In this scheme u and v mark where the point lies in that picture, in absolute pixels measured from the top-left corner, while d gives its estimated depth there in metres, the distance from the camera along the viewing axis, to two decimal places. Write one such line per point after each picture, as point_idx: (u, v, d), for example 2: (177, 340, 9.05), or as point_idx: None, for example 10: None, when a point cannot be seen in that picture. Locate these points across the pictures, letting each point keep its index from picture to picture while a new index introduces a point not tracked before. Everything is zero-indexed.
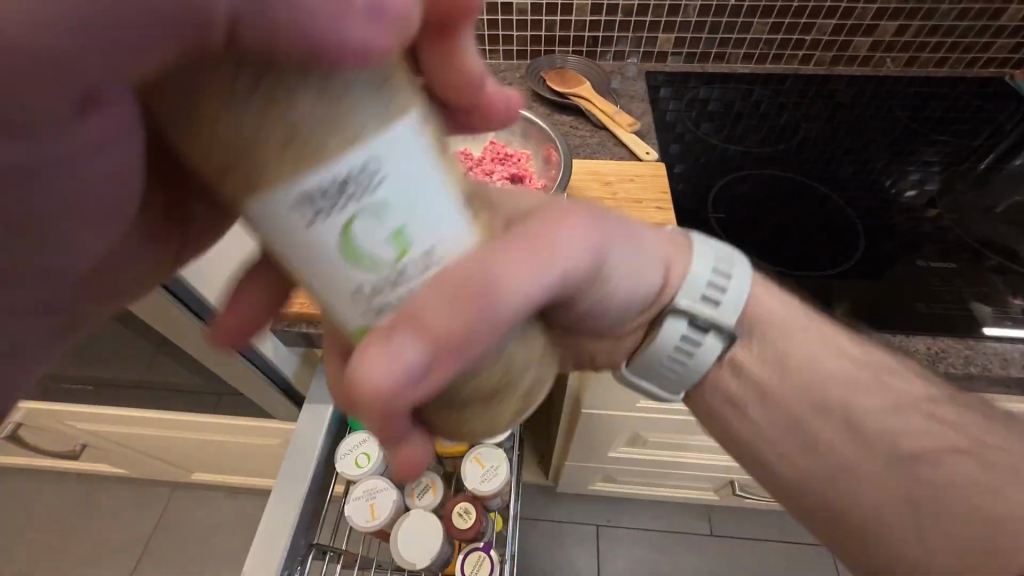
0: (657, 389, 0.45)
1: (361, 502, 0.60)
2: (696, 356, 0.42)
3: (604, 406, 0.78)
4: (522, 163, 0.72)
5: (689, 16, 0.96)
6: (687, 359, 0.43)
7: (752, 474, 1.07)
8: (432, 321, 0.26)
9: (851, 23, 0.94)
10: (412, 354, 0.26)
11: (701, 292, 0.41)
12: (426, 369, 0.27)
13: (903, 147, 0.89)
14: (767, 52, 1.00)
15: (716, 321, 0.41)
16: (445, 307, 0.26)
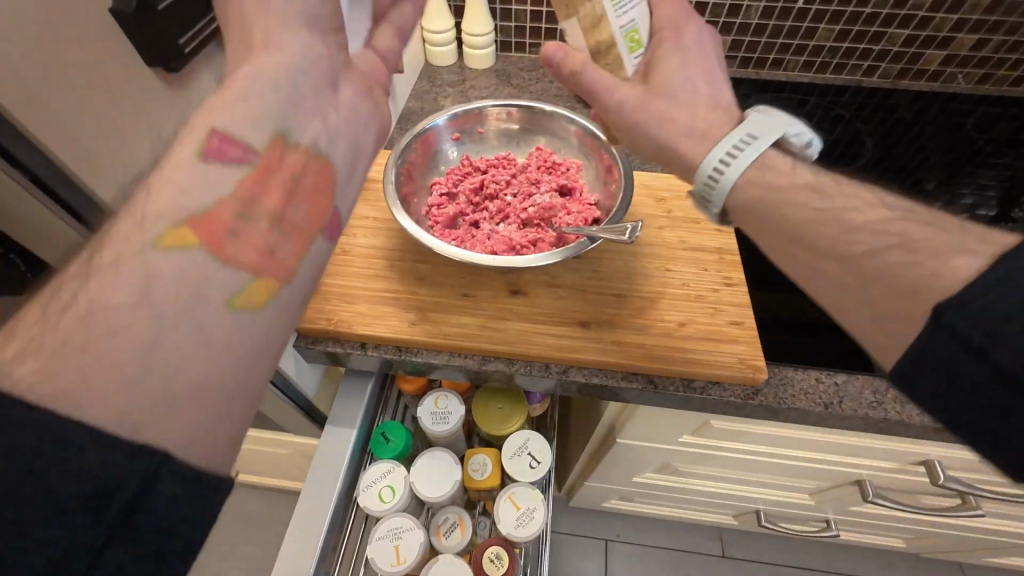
0: (701, 187, 0.47)
1: (384, 543, 0.55)
2: (735, 163, 0.45)
3: (641, 438, 0.73)
4: (571, 173, 0.65)
5: (749, 18, 0.89)
6: (717, 179, 0.45)
7: (779, 506, 1.02)
8: (681, 84, 0.49)
9: (925, 34, 0.87)
10: (656, 121, 0.50)
11: (722, 153, 0.45)
12: (668, 116, 0.49)
13: (975, 173, 0.82)
14: (830, 61, 0.93)
15: (764, 141, 0.45)
16: (676, 75, 0.49)
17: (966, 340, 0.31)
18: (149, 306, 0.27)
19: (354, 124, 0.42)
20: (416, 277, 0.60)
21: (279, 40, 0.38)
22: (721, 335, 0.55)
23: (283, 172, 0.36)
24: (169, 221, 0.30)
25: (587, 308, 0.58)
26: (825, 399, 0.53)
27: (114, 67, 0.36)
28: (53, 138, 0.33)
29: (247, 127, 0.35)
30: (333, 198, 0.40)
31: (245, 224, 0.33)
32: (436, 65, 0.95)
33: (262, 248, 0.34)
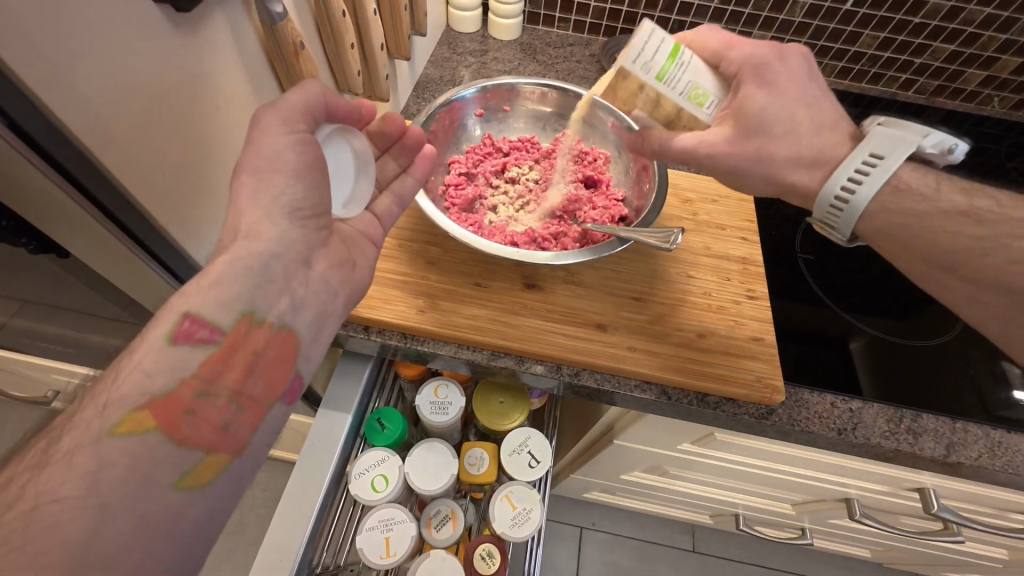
0: (826, 215, 0.48)
1: (374, 533, 0.53)
2: (865, 186, 0.45)
3: (639, 442, 0.71)
4: (598, 165, 0.62)
5: (793, 15, 0.84)
6: (844, 204, 0.46)
7: (758, 512, 1.04)
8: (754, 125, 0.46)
9: (969, 51, 0.84)
10: (726, 153, 0.47)
11: (852, 170, 0.46)
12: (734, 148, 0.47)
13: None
14: (867, 71, 0.90)
15: (890, 160, 0.45)
16: (752, 111, 0.46)
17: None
18: (97, 494, 0.30)
19: (321, 292, 0.44)
20: (428, 260, 0.57)
21: (259, 232, 0.40)
22: (740, 350, 0.54)
23: (245, 350, 0.39)
24: (128, 408, 0.33)
25: (604, 309, 0.55)
26: (839, 425, 0.52)
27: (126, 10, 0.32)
28: (53, 92, 0.30)
29: (218, 310, 0.38)
30: (296, 363, 0.42)
31: (202, 402, 0.36)
32: (458, 31, 0.89)
33: (216, 422, 0.36)
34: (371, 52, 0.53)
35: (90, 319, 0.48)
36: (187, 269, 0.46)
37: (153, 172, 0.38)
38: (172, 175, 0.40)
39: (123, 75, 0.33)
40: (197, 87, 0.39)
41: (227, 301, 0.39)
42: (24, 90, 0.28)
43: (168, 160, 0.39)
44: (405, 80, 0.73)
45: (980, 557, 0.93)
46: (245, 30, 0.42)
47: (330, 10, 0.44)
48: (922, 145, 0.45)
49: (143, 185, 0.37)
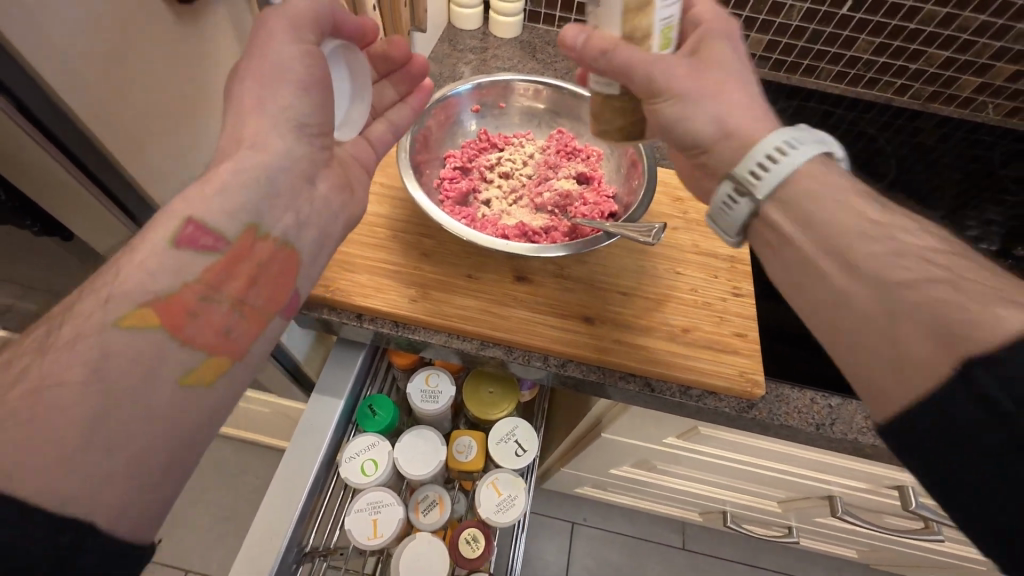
0: (720, 207, 0.44)
1: (362, 515, 0.54)
2: (766, 178, 0.40)
3: (626, 435, 0.73)
4: (592, 162, 0.63)
5: (789, 18, 0.85)
6: (738, 201, 0.42)
7: (747, 509, 1.05)
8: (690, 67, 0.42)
9: (964, 58, 0.85)
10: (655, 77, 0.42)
11: (762, 155, 0.40)
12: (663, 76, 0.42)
13: (991, 209, 0.82)
14: (863, 75, 0.91)
15: (800, 150, 0.39)
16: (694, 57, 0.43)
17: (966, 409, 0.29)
18: (103, 380, 0.31)
19: (323, 214, 0.46)
20: (421, 251, 0.58)
21: None
22: (722, 345, 0.55)
23: (251, 261, 0.40)
24: (133, 303, 0.33)
25: (592, 303, 0.57)
26: (818, 420, 0.53)
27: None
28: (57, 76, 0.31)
29: (222, 219, 0.38)
30: (296, 277, 0.44)
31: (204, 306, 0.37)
32: (460, 28, 0.90)
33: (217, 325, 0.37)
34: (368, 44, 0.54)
35: None
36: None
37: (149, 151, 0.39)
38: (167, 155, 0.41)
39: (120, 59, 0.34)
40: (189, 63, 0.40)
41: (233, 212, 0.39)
42: (25, 66, 0.30)
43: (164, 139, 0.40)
44: None
45: (965, 560, 0.94)
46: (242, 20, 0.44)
47: None
48: (826, 141, 0.41)
49: (138, 164, 0.39)
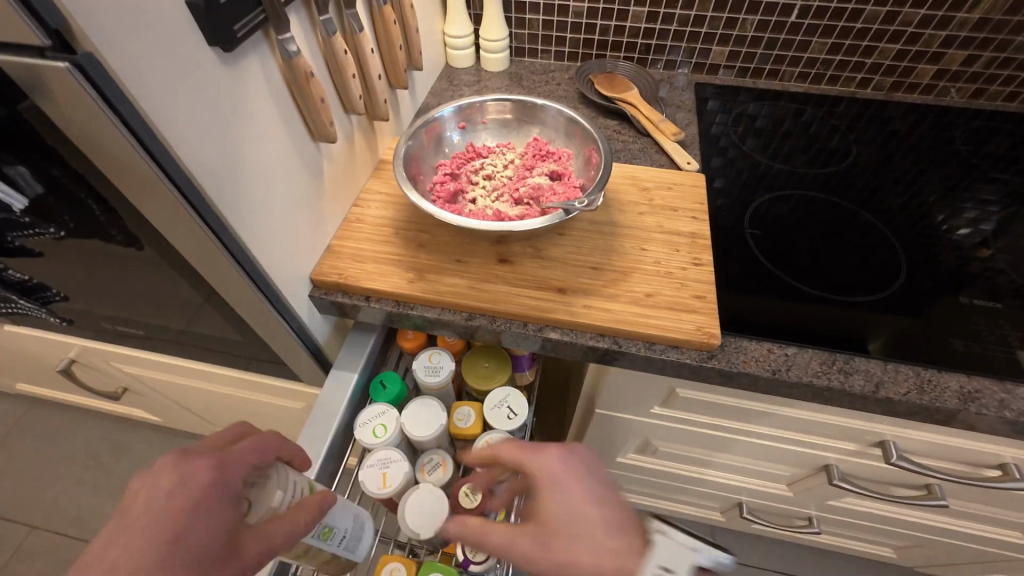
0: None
1: (373, 469, 0.63)
2: None
3: (618, 409, 0.79)
4: (563, 162, 0.73)
5: (746, 30, 0.95)
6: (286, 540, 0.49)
7: (762, 499, 1.05)
8: None
9: (916, 49, 0.92)
10: None
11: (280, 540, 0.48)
12: None
13: (964, 185, 0.86)
14: (823, 73, 0.99)
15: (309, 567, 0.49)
16: None
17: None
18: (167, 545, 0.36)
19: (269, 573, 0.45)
20: (418, 243, 0.69)
21: None
22: (683, 306, 0.62)
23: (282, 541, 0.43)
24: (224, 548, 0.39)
25: (566, 277, 0.65)
26: (774, 366, 0.59)
27: (196, 56, 0.43)
28: (158, 118, 0.41)
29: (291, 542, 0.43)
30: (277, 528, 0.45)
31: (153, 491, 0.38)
32: (456, 67, 1.05)
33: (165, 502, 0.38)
34: (369, 80, 0.68)
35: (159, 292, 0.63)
36: (248, 262, 0.55)
37: (222, 172, 0.49)
38: (227, 172, 0.49)
39: (199, 102, 0.44)
40: (243, 103, 0.50)
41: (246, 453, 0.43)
42: (129, 97, 0.38)
43: (224, 158, 0.49)
44: (406, 107, 0.88)
45: (996, 542, 0.91)
46: (274, 65, 0.53)
47: (335, 51, 0.58)
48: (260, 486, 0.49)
49: (207, 176, 0.47)
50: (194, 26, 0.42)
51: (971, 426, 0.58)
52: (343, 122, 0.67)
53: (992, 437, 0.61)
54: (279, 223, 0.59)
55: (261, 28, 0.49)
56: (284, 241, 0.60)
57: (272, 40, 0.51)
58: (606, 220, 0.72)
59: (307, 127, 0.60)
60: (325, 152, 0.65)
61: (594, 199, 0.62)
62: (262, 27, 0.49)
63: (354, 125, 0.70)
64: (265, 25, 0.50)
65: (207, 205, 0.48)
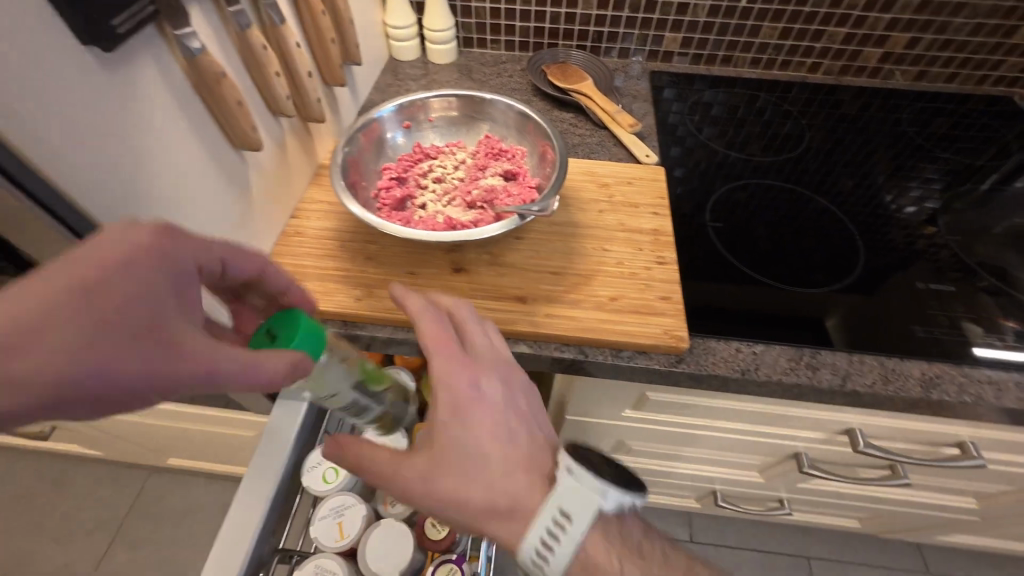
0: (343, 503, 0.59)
1: (327, 521, 0.58)
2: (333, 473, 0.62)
3: (588, 414, 0.76)
4: (516, 160, 0.69)
5: (697, 16, 0.93)
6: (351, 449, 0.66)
7: (734, 485, 1.06)
8: None
9: (862, 32, 0.93)
10: None
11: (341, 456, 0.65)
12: None
13: (909, 165, 0.88)
14: (775, 59, 0.98)
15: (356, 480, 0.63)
16: None
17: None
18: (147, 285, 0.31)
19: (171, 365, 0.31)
20: (365, 255, 0.63)
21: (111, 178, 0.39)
22: (647, 308, 0.59)
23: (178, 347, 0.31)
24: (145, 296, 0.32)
25: (526, 284, 0.61)
26: (743, 366, 0.57)
27: (66, 61, 0.36)
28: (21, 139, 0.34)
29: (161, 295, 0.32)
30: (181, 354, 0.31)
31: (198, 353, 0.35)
32: (400, 60, 0.99)
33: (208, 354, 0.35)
34: (298, 79, 0.61)
35: None
36: None
37: (118, 191, 0.42)
38: (124, 194, 0.42)
39: (78, 114, 0.37)
40: (137, 113, 0.43)
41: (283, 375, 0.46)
42: None
43: (117, 176, 0.41)
44: (347, 105, 0.82)
45: (953, 509, 0.95)
46: (175, 65, 0.46)
47: (251, 45, 0.52)
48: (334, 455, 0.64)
49: (96, 200, 0.40)
50: (58, 22, 0.35)
51: (933, 410, 0.59)
52: (271, 125, 0.61)
53: (952, 418, 0.62)
54: None
55: (154, 22, 0.42)
56: None
57: (170, 35, 0.44)
58: (565, 221, 0.68)
59: (225, 133, 0.53)
60: (250, 161, 0.58)
61: (550, 202, 0.57)
62: (155, 21, 0.42)
63: (284, 128, 0.64)
64: (159, 19, 0.43)
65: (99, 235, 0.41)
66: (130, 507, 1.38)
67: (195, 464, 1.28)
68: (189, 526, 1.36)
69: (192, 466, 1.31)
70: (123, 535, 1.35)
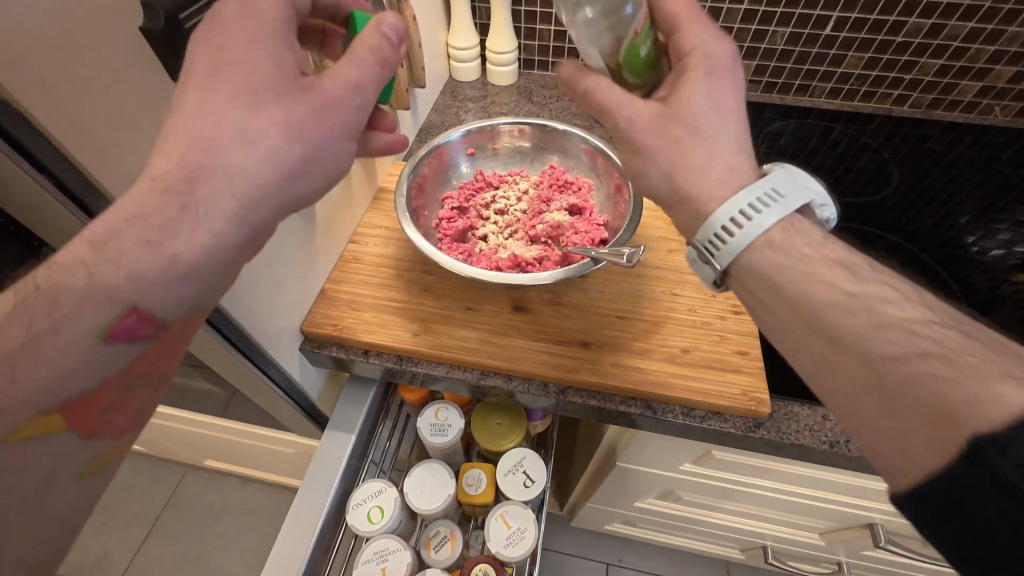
0: (435, 431, 0.63)
1: (371, 566, 0.55)
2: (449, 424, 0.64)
3: (641, 463, 0.72)
4: (583, 193, 0.66)
5: (774, 43, 0.88)
6: (445, 429, 0.63)
7: (787, 543, 0.98)
8: None
9: (961, 64, 0.85)
10: None
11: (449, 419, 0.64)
12: None
13: (1000, 206, 0.79)
14: (857, 89, 0.92)
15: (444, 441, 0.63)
16: None
17: (1010, 484, 0.26)
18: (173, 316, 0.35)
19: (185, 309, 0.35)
20: (423, 287, 0.61)
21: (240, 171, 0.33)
22: (725, 364, 0.54)
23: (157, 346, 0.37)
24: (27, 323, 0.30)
25: (590, 329, 0.58)
26: (832, 438, 0.52)
27: None
28: None
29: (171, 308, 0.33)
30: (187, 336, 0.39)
31: (123, 395, 0.36)
32: (460, 80, 0.97)
33: (127, 430, 0.37)
34: None
35: None
36: (227, 323, 0.48)
37: None
38: None
39: None
40: None
41: (376, 29, 0.39)
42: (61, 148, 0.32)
43: None
44: (408, 126, 0.81)
45: None
46: None
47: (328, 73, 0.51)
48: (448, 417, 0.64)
49: None
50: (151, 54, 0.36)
51: None
52: None
53: None
54: (265, 273, 0.51)
55: None
56: (271, 292, 0.53)
57: None
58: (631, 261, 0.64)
59: None
60: None
61: (625, 248, 0.54)
62: None
63: None
64: None
65: None
66: (167, 502, 1.41)
67: (233, 467, 1.30)
68: (223, 525, 1.38)
69: (230, 468, 1.33)
70: (161, 530, 1.38)
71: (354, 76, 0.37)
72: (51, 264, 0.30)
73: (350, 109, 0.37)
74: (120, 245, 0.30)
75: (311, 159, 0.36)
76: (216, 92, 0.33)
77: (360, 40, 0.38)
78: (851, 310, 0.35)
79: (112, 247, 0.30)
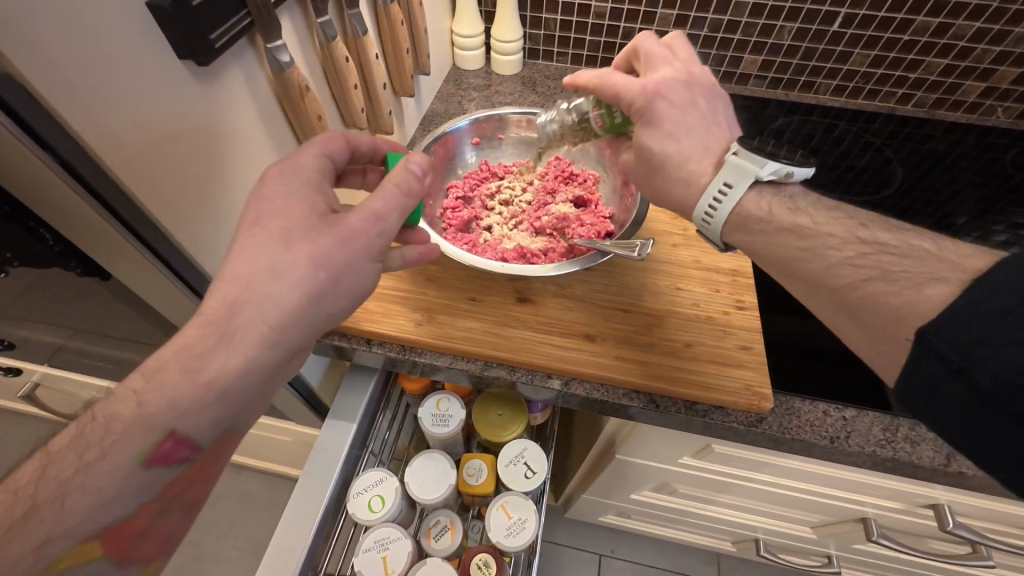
0: (438, 422, 0.63)
1: (372, 554, 0.55)
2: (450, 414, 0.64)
3: (639, 455, 0.72)
4: (588, 185, 0.66)
5: (781, 38, 0.87)
6: (447, 420, 0.63)
7: (779, 536, 0.99)
8: None
9: (966, 64, 0.85)
10: None
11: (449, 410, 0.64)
12: None
13: (1000, 207, 0.79)
14: (862, 87, 0.92)
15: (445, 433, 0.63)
16: None
17: (948, 359, 0.34)
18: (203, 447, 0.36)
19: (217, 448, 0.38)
20: (427, 277, 0.61)
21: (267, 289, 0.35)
22: (728, 359, 0.55)
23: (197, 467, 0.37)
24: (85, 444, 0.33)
25: (593, 321, 0.58)
26: (832, 433, 0.52)
27: (159, 70, 0.36)
28: (111, 157, 0.35)
29: (204, 430, 0.35)
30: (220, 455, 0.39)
31: (157, 520, 0.37)
32: (464, 68, 0.96)
33: (154, 557, 0.38)
34: (373, 90, 0.59)
35: (111, 324, 0.53)
36: None
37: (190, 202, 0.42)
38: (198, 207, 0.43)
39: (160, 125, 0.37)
40: (214, 131, 0.42)
41: (404, 168, 0.41)
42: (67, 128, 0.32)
43: (192, 189, 0.42)
44: (412, 113, 0.80)
45: None
46: (262, 77, 0.46)
47: (335, 57, 0.50)
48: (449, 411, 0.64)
49: (171, 215, 0.40)
50: (158, 33, 0.35)
51: None
52: None
53: None
54: None
55: (247, 34, 0.42)
56: None
57: (261, 48, 0.44)
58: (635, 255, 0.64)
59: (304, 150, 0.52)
60: None
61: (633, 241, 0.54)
62: (247, 33, 0.42)
63: None
64: (253, 32, 0.43)
65: (160, 236, 0.41)
66: None
67: None
68: (218, 511, 1.38)
69: None
70: None
71: (377, 208, 0.38)
72: (109, 398, 0.33)
73: (373, 236, 0.38)
74: (162, 374, 0.33)
75: (334, 281, 0.37)
76: (255, 237, 0.35)
77: (386, 178, 0.40)
78: (810, 257, 0.43)
79: (156, 376, 0.33)
